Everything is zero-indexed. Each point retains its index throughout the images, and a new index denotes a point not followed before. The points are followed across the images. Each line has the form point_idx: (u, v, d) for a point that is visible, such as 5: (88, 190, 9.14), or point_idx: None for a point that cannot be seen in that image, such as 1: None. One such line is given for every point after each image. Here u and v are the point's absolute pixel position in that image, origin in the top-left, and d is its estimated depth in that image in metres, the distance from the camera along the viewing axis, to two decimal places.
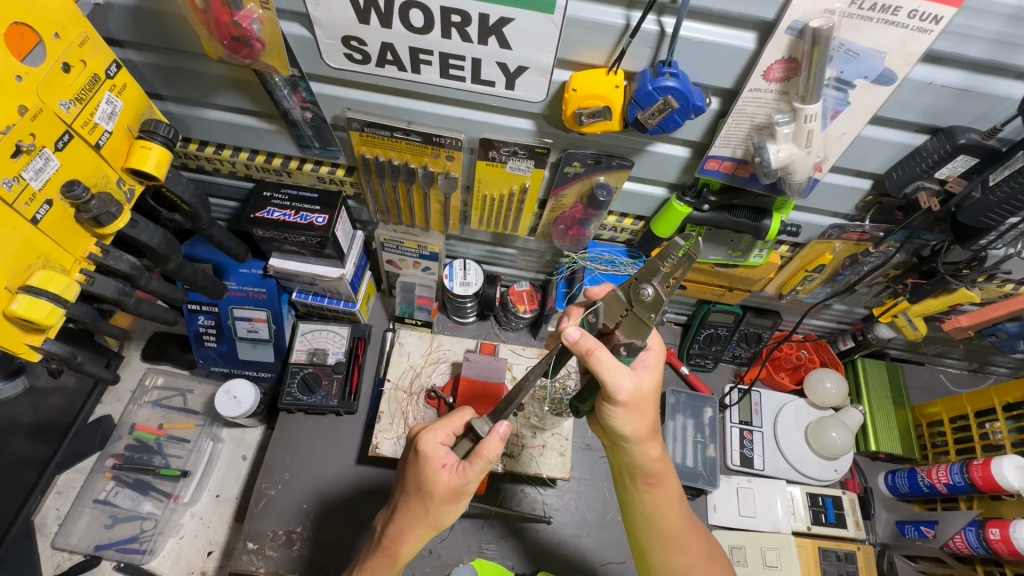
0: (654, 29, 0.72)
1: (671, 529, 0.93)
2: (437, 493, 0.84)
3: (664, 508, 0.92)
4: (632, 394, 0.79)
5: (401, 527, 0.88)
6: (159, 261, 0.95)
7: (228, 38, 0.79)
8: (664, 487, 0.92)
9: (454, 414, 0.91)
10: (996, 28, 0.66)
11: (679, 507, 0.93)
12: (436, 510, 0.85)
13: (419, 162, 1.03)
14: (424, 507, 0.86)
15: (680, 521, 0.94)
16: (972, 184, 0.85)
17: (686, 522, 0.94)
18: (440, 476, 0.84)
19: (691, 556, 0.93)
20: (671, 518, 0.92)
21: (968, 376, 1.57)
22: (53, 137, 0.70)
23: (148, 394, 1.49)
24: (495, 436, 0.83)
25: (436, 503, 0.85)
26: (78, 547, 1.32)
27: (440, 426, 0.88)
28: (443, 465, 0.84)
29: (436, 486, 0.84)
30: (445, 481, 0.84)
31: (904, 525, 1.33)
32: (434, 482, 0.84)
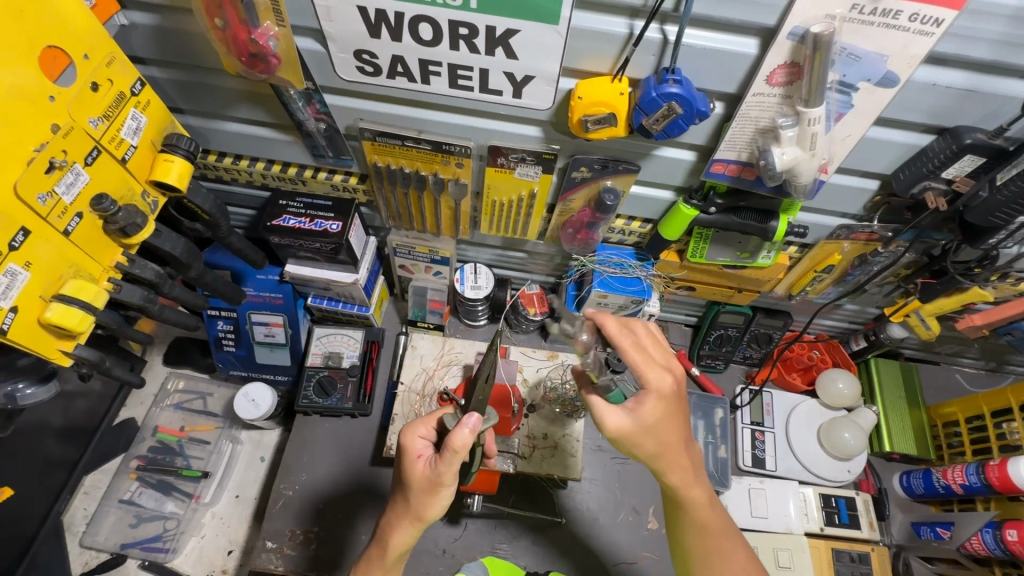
0: (656, 37, 0.74)
1: (702, 551, 0.93)
2: (413, 482, 0.88)
3: (692, 528, 0.93)
4: (623, 429, 0.83)
5: (389, 519, 0.91)
6: (181, 269, 0.99)
7: (246, 54, 0.83)
8: (700, 510, 0.91)
9: (437, 412, 0.97)
10: (999, 28, 0.66)
11: (716, 532, 0.92)
12: (416, 502, 0.88)
13: (430, 170, 1.06)
14: (405, 499, 0.89)
15: (714, 544, 0.92)
16: (979, 183, 0.85)
17: (719, 546, 0.92)
18: (415, 467, 0.88)
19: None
20: (700, 532, 0.92)
21: (986, 375, 1.55)
22: (83, 153, 0.74)
23: (170, 397, 1.52)
24: (462, 427, 0.82)
25: (414, 493, 0.88)
26: (104, 545, 1.37)
27: (422, 422, 0.94)
28: (419, 457, 0.90)
29: (411, 477, 0.88)
30: (419, 471, 0.88)
31: (920, 526, 1.33)
32: (411, 472, 0.88)
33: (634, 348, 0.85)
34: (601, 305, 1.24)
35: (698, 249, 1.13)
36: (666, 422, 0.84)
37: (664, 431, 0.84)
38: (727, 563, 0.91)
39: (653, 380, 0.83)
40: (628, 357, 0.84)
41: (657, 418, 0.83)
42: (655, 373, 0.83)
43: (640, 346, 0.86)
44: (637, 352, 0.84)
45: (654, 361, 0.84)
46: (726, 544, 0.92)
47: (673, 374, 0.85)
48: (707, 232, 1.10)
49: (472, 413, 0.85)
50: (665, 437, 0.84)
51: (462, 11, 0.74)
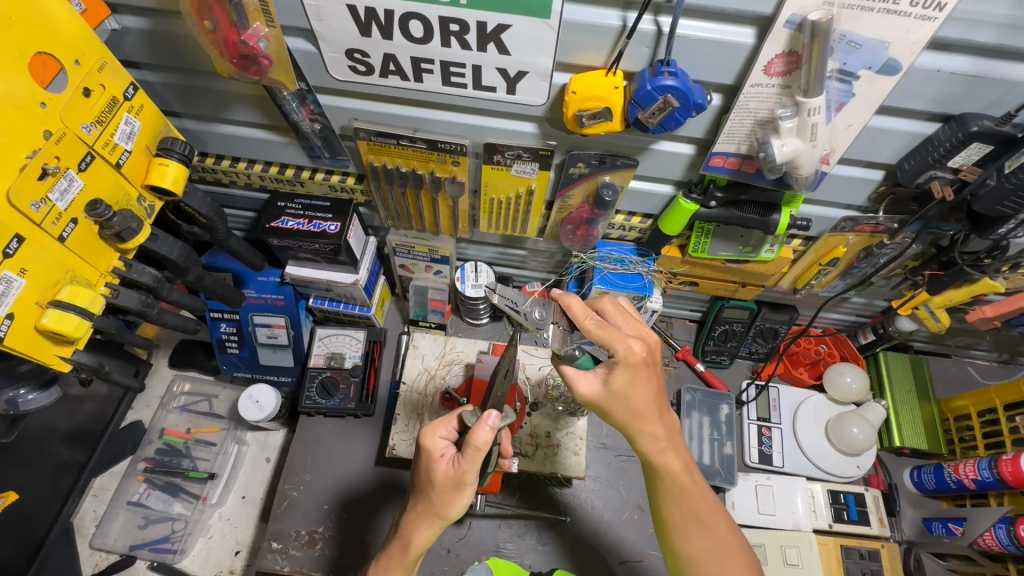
0: (650, 29, 0.73)
1: (681, 522, 0.91)
2: (437, 482, 0.86)
3: (672, 499, 0.91)
4: (593, 396, 0.84)
5: (411, 518, 0.90)
6: (179, 273, 0.99)
7: (237, 56, 0.82)
8: (678, 478, 0.90)
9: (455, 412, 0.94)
10: (1005, 11, 0.64)
11: (694, 499, 0.91)
12: (439, 501, 0.87)
13: (426, 169, 1.05)
14: (427, 498, 0.88)
15: (693, 509, 0.91)
16: (987, 171, 0.84)
17: (698, 513, 0.91)
18: (439, 465, 0.87)
19: (696, 549, 0.91)
20: (685, 508, 0.91)
21: (998, 367, 1.52)
22: (76, 159, 0.74)
23: (176, 399, 1.53)
24: (484, 424, 0.81)
25: (439, 492, 0.86)
26: (113, 547, 1.38)
27: (442, 422, 0.92)
28: (442, 455, 0.88)
29: (437, 476, 0.86)
30: (444, 471, 0.86)
31: (931, 522, 1.29)
32: (433, 472, 0.87)
33: (599, 328, 0.80)
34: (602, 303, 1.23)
35: (700, 243, 1.12)
36: (637, 389, 0.82)
37: (632, 397, 0.83)
38: (707, 530, 0.91)
39: (620, 351, 0.80)
40: (593, 337, 0.80)
41: (624, 386, 0.82)
42: (622, 345, 0.79)
43: (605, 324, 0.82)
44: (603, 329, 0.80)
45: (619, 332, 0.80)
46: (711, 514, 0.91)
47: (642, 341, 0.82)
48: (708, 226, 1.09)
49: (492, 410, 0.85)
50: (633, 401, 0.83)
51: (452, 8, 0.73)
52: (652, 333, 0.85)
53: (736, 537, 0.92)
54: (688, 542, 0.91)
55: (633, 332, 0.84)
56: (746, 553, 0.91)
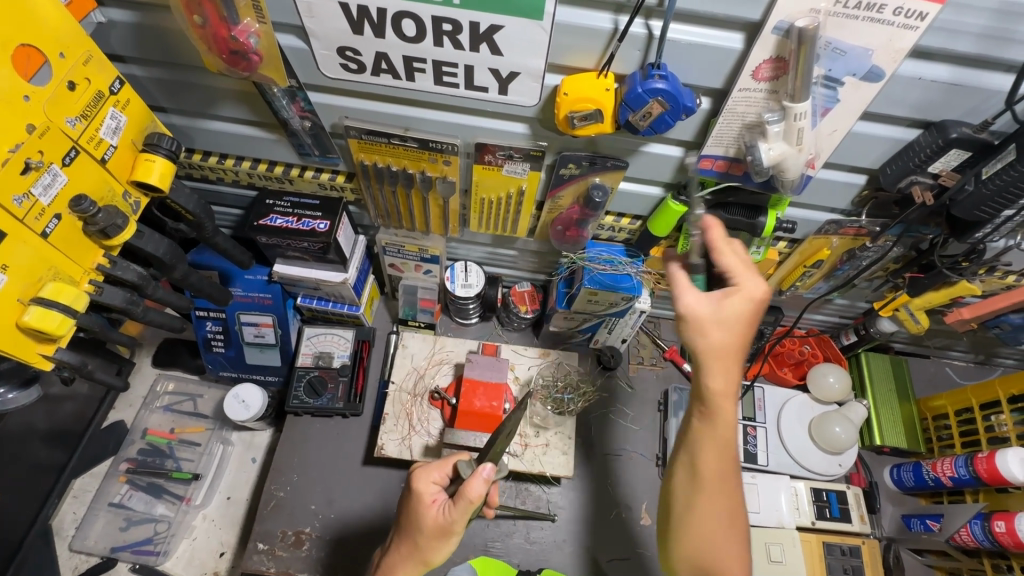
0: (641, 32, 0.73)
1: (714, 481, 0.82)
2: (425, 528, 0.86)
3: (709, 451, 0.82)
4: (693, 311, 0.80)
5: (393, 558, 0.90)
6: (165, 270, 0.98)
7: (226, 52, 0.81)
8: (726, 432, 0.81)
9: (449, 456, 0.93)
10: (983, 22, 0.66)
11: (733, 463, 0.83)
12: (425, 546, 0.87)
13: (417, 168, 1.05)
14: (414, 541, 0.88)
15: (725, 478, 0.83)
16: (965, 177, 0.86)
17: (728, 480, 0.83)
18: (431, 511, 0.86)
19: (708, 512, 0.82)
20: (724, 469, 0.82)
21: (974, 368, 1.56)
22: (61, 153, 0.73)
23: (159, 399, 1.52)
24: (478, 477, 0.81)
25: (427, 539, 0.86)
26: (94, 549, 1.36)
27: (436, 464, 0.91)
28: (433, 501, 0.87)
29: (428, 524, 0.86)
30: (435, 517, 0.86)
31: (910, 519, 1.32)
32: (423, 516, 0.86)
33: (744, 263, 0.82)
34: (591, 303, 1.23)
35: (688, 245, 1.13)
36: (740, 323, 0.79)
37: (738, 329, 0.79)
38: (732, 500, 0.83)
39: (747, 283, 0.79)
40: (734, 267, 0.81)
41: (734, 316, 0.78)
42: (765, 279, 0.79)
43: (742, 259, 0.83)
44: (748, 266, 0.81)
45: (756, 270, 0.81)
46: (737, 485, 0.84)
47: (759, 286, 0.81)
48: (696, 228, 1.10)
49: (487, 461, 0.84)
50: (733, 327, 0.78)
51: (445, 7, 0.73)
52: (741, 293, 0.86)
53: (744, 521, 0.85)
54: (702, 503, 0.82)
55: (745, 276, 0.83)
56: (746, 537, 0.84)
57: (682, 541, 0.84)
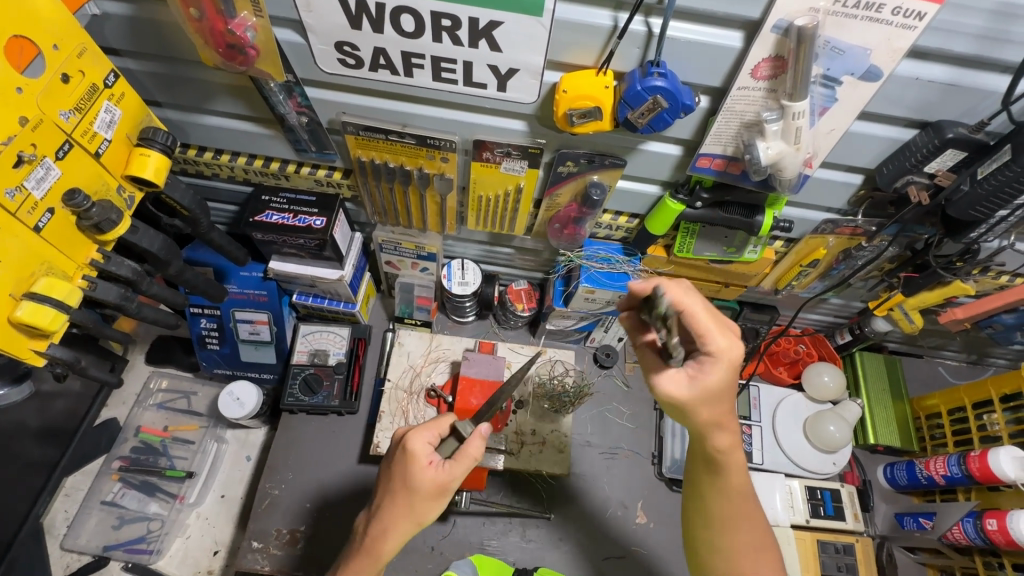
0: (641, 30, 0.73)
1: (728, 517, 0.85)
2: (422, 489, 0.85)
3: (720, 493, 0.85)
4: (682, 397, 0.77)
5: (383, 523, 0.87)
6: (160, 266, 0.97)
7: (223, 45, 0.81)
8: (734, 478, 0.83)
9: (439, 418, 0.93)
10: (981, 23, 0.67)
11: (745, 497, 0.85)
12: (421, 507, 0.86)
13: (415, 164, 1.04)
14: (408, 503, 0.86)
15: (743, 508, 0.85)
16: (961, 177, 0.86)
17: (747, 510, 0.85)
18: (427, 473, 0.85)
19: (738, 543, 0.85)
20: (737, 506, 0.85)
21: (967, 367, 1.57)
22: (54, 147, 0.72)
23: (153, 396, 1.50)
24: (478, 436, 0.87)
25: (422, 500, 0.86)
26: (86, 547, 1.34)
27: (427, 427, 0.90)
28: (430, 462, 0.86)
29: (424, 486, 0.85)
30: (433, 480, 0.85)
31: (903, 517, 1.33)
32: (420, 478, 0.85)
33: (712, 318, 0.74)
34: (588, 301, 1.23)
35: (685, 243, 1.13)
36: (729, 384, 0.76)
37: (726, 396, 0.77)
38: (752, 526, 0.85)
39: (719, 344, 0.74)
40: (704, 331, 0.74)
41: (719, 385, 0.75)
42: (730, 339, 0.74)
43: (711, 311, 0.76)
44: (716, 318, 0.75)
45: (724, 326, 0.75)
46: (756, 510, 0.86)
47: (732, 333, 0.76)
48: (694, 226, 1.10)
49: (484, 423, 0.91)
50: (721, 393, 0.76)
51: (445, 3, 0.73)
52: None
53: (769, 539, 0.87)
54: (728, 536, 0.86)
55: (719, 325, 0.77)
56: (774, 551, 0.87)
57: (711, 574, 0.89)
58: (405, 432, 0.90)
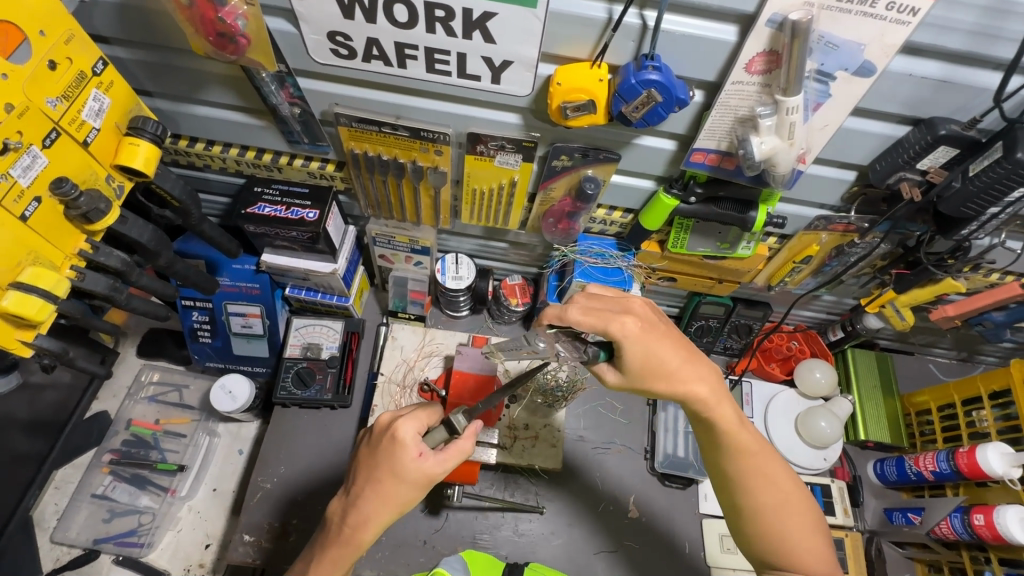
0: (635, 23, 0.73)
1: (742, 477, 0.87)
2: (410, 479, 0.86)
3: (727, 453, 0.87)
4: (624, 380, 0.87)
5: (363, 511, 0.87)
6: (150, 257, 0.96)
7: (214, 34, 0.80)
8: (732, 433, 0.86)
9: (428, 407, 0.92)
10: (973, 19, 0.67)
11: (754, 454, 0.86)
12: (406, 496, 0.87)
13: (408, 157, 1.04)
14: (393, 492, 0.86)
15: (755, 463, 0.86)
16: (953, 174, 0.87)
17: (761, 467, 0.86)
18: (416, 463, 0.86)
19: (762, 504, 0.85)
20: (746, 463, 0.86)
21: (957, 364, 1.59)
22: (41, 135, 0.71)
23: (144, 389, 1.49)
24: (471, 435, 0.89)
25: (409, 489, 0.86)
26: (76, 541, 1.34)
27: (417, 416, 0.89)
28: (418, 454, 0.87)
29: (413, 475, 0.86)
30: (423, 470, 0.86)
31: (892, 512, 1.35)
32: (408, 468, 0.86)
33: (593, 316, 0.82)
34: None
35: (679, 239, 1.13)
36: (655, 350, 0.83)
37: (661, 358, 0.83)
38: (772, 484, 0.86)
39: (617, 331, 0.81)
40: (591, 327, 0.82)
41: (644, 361, 0.83)
42: (617, 325, 0.81)
43: (592, 308, 0.84)
44: (595, 315, 0.82)
45: (613, 313, 0.82)
46: (772, 465, 0.87)
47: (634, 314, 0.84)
48: (687, 222, 1.10)
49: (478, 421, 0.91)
50: (649, 355, 0.83)
51: None
52: (638, 304, 0.87)
53: (800, 491, 0.87)
54: (753, 498, 0.86)
55: (622, 308, 0.85)
56: (804, 501, 0.87)
57: (752, 541, 0.88)
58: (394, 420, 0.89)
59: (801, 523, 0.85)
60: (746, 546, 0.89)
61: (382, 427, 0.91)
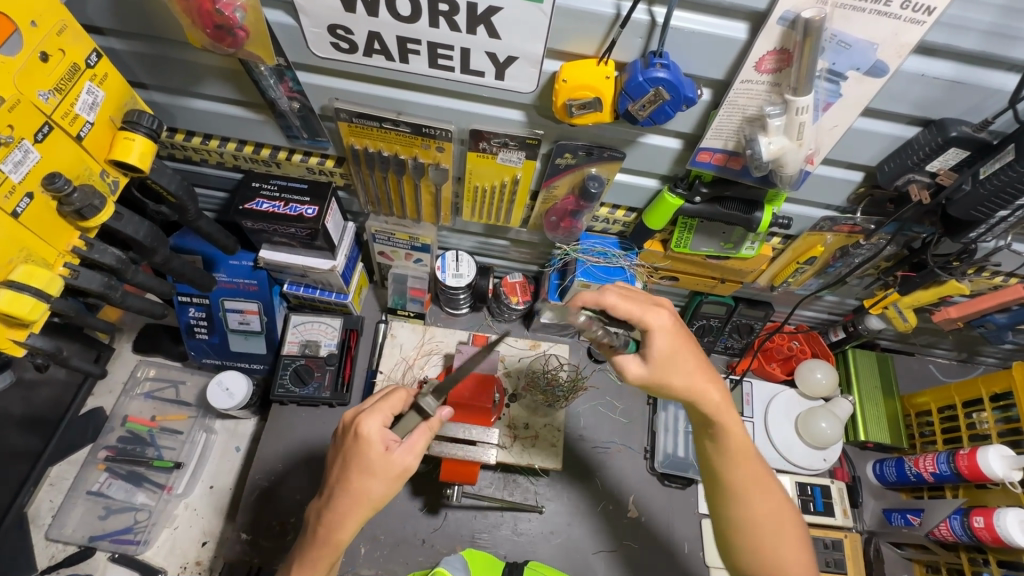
0: (644, 19, 0.71)
1: (741, 489, 0.85)
2: (380, 472, 0.85)
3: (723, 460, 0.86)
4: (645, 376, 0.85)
5: (338, 513, 0.85)
6: (145, 254, 0.94)
7: (211, 26, 0.78)
8: (737, 442, 0.85)
9: (392, 395, 0.91)
10: (990, 19, 0.66)
11: (753, 465, 0.86)
12: (378, 491, 0.85)
13: (409, 154, 1.02)
14: (363, 489, 0.85)
15: (753, 473, 0.85)
16: (963, 176, 0.86)
17: (758, 478, 0.85)
18: (383, 456, 0.85)
19: (755, 515, 0.84)
20: (746, 474, 0.85)
21: (957, 366, 1.58)
22: (33, 129, 0.69)
23: (140, 385, 1.48)
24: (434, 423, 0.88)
25: (379, 483, 0.85)
26: (71, 538, 1.33)
27: (379, 409, 0.88)
28: (384, 447, 0.85)
29: (381, 468, 0.85)
30: (391, 463, 0.85)
31: (891, 513, 1.35)
32: (374, 463, 0.85)
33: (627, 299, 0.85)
34: None
35: (682, 238, 1.12)
36: (680, 350, 0.84)
37: (683, 359, 0.84)
38: (768, 497, 0.85)
39: (652, 321, 0.84)
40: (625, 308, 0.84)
41: (668, 355, 0.83)
42: (654, 314, 0.84)
43: (629, 295, 0.87)
44: (630, 300, 0.85)
45: (649, 303, 0.85)
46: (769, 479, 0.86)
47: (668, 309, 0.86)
48: (691, 222, 1.09)
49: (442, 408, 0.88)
50: (677, 352, 0.84)
51: None
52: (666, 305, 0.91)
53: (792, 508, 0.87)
54: (744, 509, 0.85)
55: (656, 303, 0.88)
56: (795, 519, 0.86)
57: (741, 556, 0.86)
58: (357, 416, 0.89)
59: (791, 541, 0.84)
60: (732, 561, 0.88)
61: (346, 425, 0.91)
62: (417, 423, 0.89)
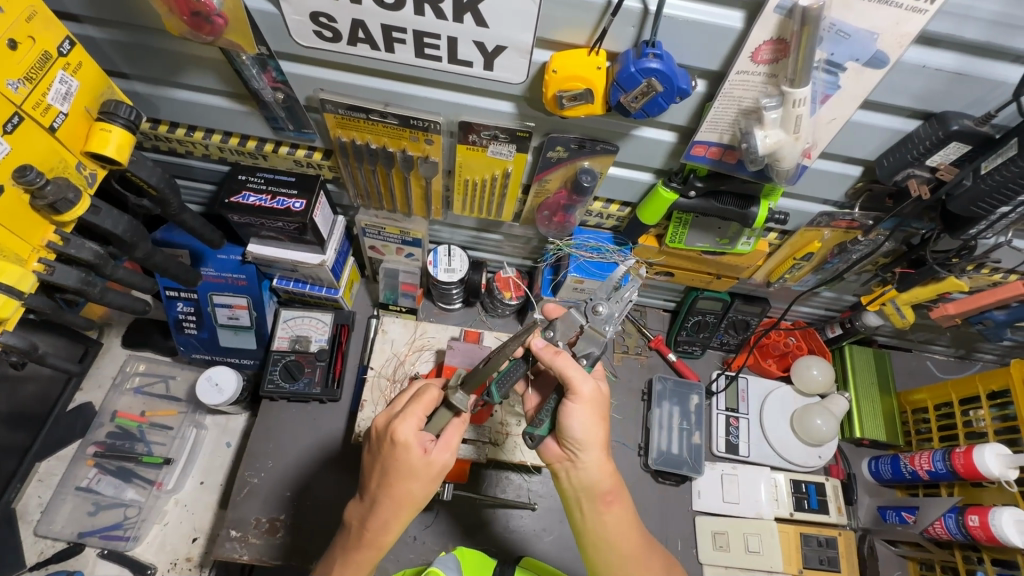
0: (636, 7, 0.69)
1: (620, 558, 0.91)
2: (423, 475, 0.86)
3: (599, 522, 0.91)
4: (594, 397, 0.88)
5: (383, 517, 0.87)
6: (126, 249, 0.92)
7: (188, 13, 0.75)
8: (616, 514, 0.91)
9: (423, 393, 0.89)
10: (996, 8, 0.63)
11: (633, 536, 0.92)
12: (420, 491, 0.87)
13: (398, 146, 1.00)
14: (404, 491, 0.86)
15: (626, 548, 0.90)
16: (963, 171, 0.84)
17: (632, 549, 0.91)
18: (424, 459, 0.85)
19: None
20: (627, 543, 0.91)
21: (955, 362, 1.57)
22: (2, 119, 0.67)
23: (130, 380, 1.46)
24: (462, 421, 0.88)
25: (421, 485, 0.86)
26: (61, 534, 1.32)
27: (413, 410, 0.86)
28: (423, 450, 0.85)
29: (425, 471, 0.86)
30: (431, 464, 0.86)
31: (886, 510, 1.33)
32: (415, 465, 0.85)
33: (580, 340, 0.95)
34: (578, 291, 1.23)
35: (677, 233, 1.10)
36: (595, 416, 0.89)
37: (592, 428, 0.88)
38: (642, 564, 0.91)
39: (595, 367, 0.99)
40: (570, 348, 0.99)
41: (594, 404, 0.89)
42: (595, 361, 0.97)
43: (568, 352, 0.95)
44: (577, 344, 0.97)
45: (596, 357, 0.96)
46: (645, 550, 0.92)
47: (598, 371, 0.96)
48: (686, 217, 1.07)
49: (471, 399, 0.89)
50: (596, 411, 0.89)
51: None
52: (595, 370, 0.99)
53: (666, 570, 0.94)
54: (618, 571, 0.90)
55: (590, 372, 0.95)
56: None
57: None
58: (391, 421, 0.88)
59: None
60: None
61: (380, 431, 0.90)
62: (449, 420, 0.88)
